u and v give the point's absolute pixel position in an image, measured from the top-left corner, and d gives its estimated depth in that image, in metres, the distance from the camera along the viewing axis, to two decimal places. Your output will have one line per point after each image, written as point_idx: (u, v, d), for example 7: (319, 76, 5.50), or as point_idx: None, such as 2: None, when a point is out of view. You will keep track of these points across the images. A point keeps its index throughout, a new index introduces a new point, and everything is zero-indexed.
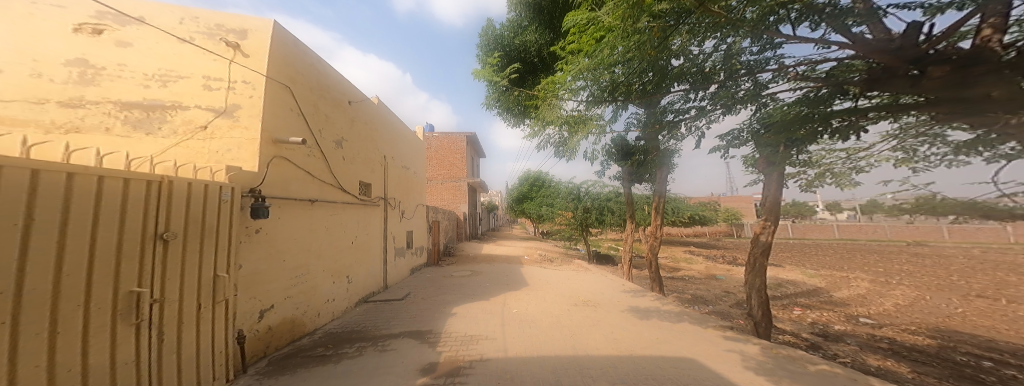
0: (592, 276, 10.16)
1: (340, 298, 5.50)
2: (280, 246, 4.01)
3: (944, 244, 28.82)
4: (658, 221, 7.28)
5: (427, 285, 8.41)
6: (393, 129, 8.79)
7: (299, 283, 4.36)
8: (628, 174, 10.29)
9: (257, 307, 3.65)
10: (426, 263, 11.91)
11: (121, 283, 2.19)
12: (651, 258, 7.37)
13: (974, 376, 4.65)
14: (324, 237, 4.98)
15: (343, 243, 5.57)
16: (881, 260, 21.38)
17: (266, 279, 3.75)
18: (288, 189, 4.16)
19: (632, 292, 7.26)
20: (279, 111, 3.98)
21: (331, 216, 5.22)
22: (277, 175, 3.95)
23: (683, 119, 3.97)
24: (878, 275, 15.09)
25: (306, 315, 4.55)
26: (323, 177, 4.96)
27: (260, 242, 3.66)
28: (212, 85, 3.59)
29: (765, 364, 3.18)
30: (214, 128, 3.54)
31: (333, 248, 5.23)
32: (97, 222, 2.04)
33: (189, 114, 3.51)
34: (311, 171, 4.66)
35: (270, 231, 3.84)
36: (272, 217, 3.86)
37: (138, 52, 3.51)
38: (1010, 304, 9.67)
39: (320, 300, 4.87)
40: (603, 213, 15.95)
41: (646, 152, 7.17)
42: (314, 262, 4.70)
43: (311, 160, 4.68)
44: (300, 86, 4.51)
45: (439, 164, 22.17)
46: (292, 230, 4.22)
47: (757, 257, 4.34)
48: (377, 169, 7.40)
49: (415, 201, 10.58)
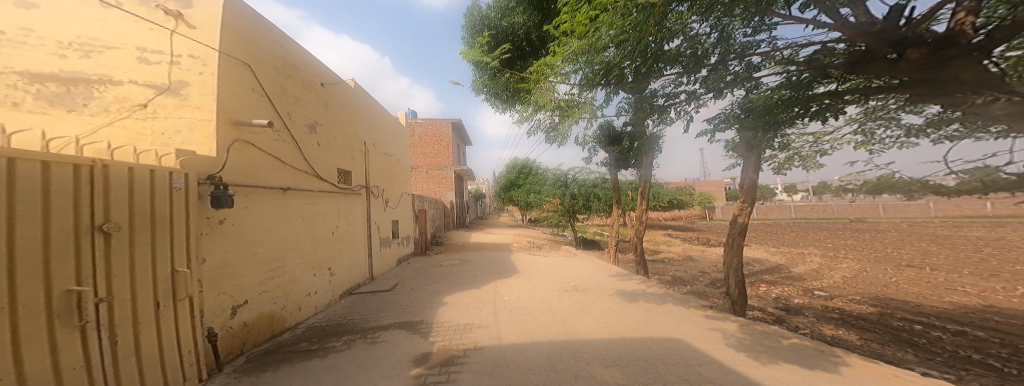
0: (579, 262, 10.43)
1: (323, 290, 5.30)
2: (252, 238, 3.74)
3: (882, 220, 32.19)
4: (643, 207, 7.52)
5: (415, 275, 8.29)
6: (373, 113, 8.36)
7: (276, 276, 4.13)
8: (615, 160, 10.46)
9: (228, 303, 3.43)
10: (412, 252, 11.70)
11: (56, 283, 1.94)
12: (636, 242, 7.66)
13: (909, 339, 5.31)
14: (301, 227, 4.70)
15: (323, 233, 5.32)
16: (832, 237, 23.60)
17: (236, 273, 3.51)
18: (255, 176, 3.84)
19: (618, 276, 7.56)
20: (237, 91, 3.61)
21: (307, 205, 4.92)
22: (239, 161, 3.61)
23: (673, 103, 4.06)
24: (829, 251, 16.70)
25: (286, 309, 4.34)
26: (296, 163, 4.63)
27: (227, 233, 3.39)
28: (149, 58, 3.16)
29: (743, 341, 3.44)
30: (157, 106, 3.15)
31: (311, 239, 4.97)
32: (15, 214, 1.76)
33: (123, 90, 3.08)
34: (281, 156, 4.32)
35: (238, 222, 3.56)
36: (239, 207, 3.57)
37: (44, 15, 2.95)
38: (936, 272, 11.03)
39: (301, 292, 4.67)
40: (590, 199, 16.33)
41: (634, 139, 7.27)
42: (292, 253, 4.46)
43: (281, 145, 4.33)
44: (262, 64, 4.10)
45: (422, 151, 21.55)
46: (264, 221, 3.94)
47: (736, 238, 4.57)
48: (357, 155, 7.03)
49: (399, 190, 10.26)
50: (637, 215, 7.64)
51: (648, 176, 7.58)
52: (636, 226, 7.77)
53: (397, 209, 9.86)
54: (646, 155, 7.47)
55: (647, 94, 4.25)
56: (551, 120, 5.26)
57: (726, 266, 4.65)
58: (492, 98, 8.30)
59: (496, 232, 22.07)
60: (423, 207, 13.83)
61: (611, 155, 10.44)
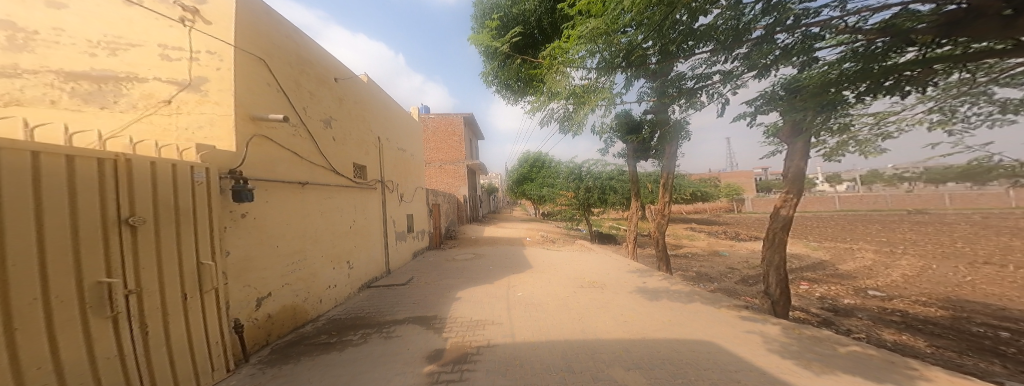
0: (595, 257, 10.02)
1: (342, 284, 5.35)
2: (273, 232, 3.76)
3: (944, 211, 28.82)
4: (665, 198, 7.02)
5: (431, 270, 8.28)
6: (386, 108, 8.36)
7: (297, 270, 4.16)
8: (634, 150, 9.90)
9: (253, 295, 3.45)
10: (428, 247, 11.77)
11: (87, 273, 1.91)
12: (658, 236, 7.17)
13: (994, 349, 4.56)
14: (319, 221, 4.74)
15: (341, 228, 5.35)
16: (883, 230, 21.36)
17: (259, 266, 3.51)
18: (275, 170, 3.86)
19: (638, 271, 7.14)
20: (254, 87, 3.61)
21: (325, 200, 4.94)
22: (259, 156, 3.63)
23: (705, 85, 3.61)
24: (881, 246, 15.10)
25: (308, 302, 4.38)
26: (312, 157, 4.66)
27: (249, 227, 3.40)
28: (170, 55, 3.21)
29: (789, 347, 3.01)
30: (180, 102, 3.20)
31: (330, 233, 5.00)
32: (41, 207, 1.72)
33: (148, 86, 3.15)
34: (298, 151, 4.33)
35: (259, 215, 3.56)
36: (259, 201, 3.58)
37: (74, 15, 3.02)
38: (1018, 270, 9.59)
39: (321, 286, 4.71)
40: (605, 192, 15.75)
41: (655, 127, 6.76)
42: (312, 248, 4.48)
43: (298, 140, 4.35)
44: (277, 59, 4.11)
45: (437, 147, 21.71)
46: (283, 216, 3.96)
47: (774, 231, 4.09)
48: (372, 151, 7.06)
49: (414, 185, 10.32)
50: (659, 207, 7.14)
51: (671, 165, 7.02)
52: (656, 219, 7.27)
53: (412, 205, 9.91)
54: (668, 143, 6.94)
55: (673, 78, 3.82)
56: (565, 109, 4.91)
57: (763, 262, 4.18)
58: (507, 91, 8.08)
59: (512, 226, 21.92)
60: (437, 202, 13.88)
61: (630, 145, 9.89)
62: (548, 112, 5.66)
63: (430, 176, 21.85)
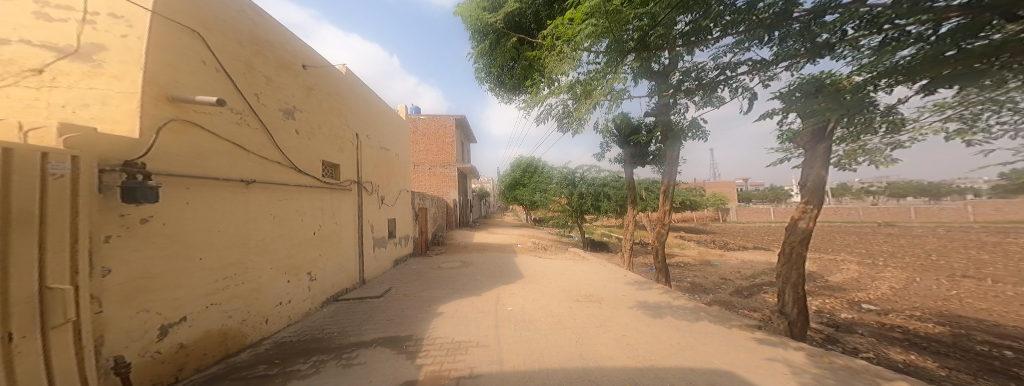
0: (590, 266, 9.60)
1: (299, 298, 4.67)
2: (198, 241, 3.08)
3: (912, 224, 30.17)
4: (666, 206, 6.64)
5: (413, 279, 7.61)
6: (368, 104, 7.77)
7: (231, 286, 3.46)
8: (632, 155, 9.88)
9: (157, 322, 2.73)
10: (412, 253, 11.08)
11: None
12: (657, 246, 6.80)
13: (1006, 370, 4.28)
14: (269, 227, 4.06)
15: (301, 233, 4.69)
16: (861, 241, 21.96)
17: (167, 285, 2.79)
18: (206, 166, 3.20)
19: (636, 283, 6.78)
20: (177, 63, 2.98)
21: (280, 202, 4.27)
22: (179, 146, 2.96)
23: (730, 77, 3.23)
24: (864, 257, 15.36)
25: (246, 323, 3.69)
26: (264, 152, 4.01)
27: (156, 236, 2.71)
28: (50, 14, 2.55)
29: (823, 380, 2.56)
30: (57, 72, 2.52)
31: (286, 241, 4.33)
32: None
33: (11, 49, 2.43)
34: (242, 143, 3.67)
35: (174, 220, 2.88)
36: (178, 203, 2.90)
37: None
38: (996, 284, 9.73)
39: (269, 303, 4.03)
40: (599, 198, 15.49)
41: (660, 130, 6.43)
42: (256, 259, 3.81)
43: (244, 131, 3.71)
44: (221, 35, 3.50)
45: (427, 149, 20.96)
46: (215, 219, 3.28)
47: (789, 245, 3.82)
48: (348, 150, 6.46)
49: (398, 187, 9.65)
50: (659, 215, 6.76)
51: (672, 171, 6.59)
52: (655, 229, 6.91)
53: (395, 209, 9.25)
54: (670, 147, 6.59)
55: (692, 69, 3.46)
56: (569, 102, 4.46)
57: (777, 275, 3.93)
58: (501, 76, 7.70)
59: (502, 232, 21.35)
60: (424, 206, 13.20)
61: (628, 150, 9.85)
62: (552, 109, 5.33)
63: (417, 179, 21.03)
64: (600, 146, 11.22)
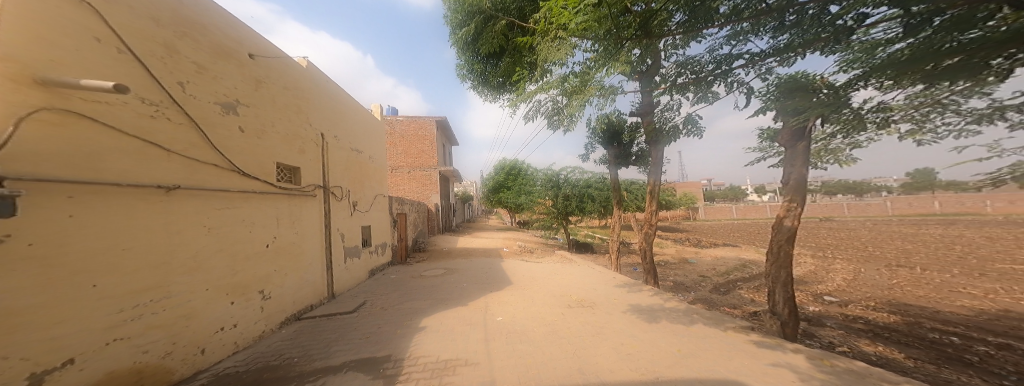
0: (579, 269, 9.55)
1: (246, 322, 4.12)
2: (96, 262, 2.53)
3: (850, 218, 33.64)
4: (653, 208, 6.69)
5: (391, 290, 7.08)
6: (336, 101, 7.14)
7: (148, 315, 2.91)
8: (615, 155, 10.35)
9: (33, 368, 2.15)
10: (391, 262, 10.45)
11: None
12: (645, 248, 6.84)
13: (960, 357, 4.66)
14: (200, 239, 3.50)
15: (245, 245, 4.15)
16: (813, 236, 24.04)
17: (48, 321, 2.22)
18: (103, 167, 2.61)
19: (627, 286, 6.86)
20: (50, 36, 2.33)
21: (214, 210, 3.72)
22: (59, 143, 2.34)
23: (726, 71, 3.15)
24: (820, 250, 16.74)
25: (173, 357, 3.16)
26: (193, 151, 3.47)
27: (33, 259, 2.14)
28: None
29: (830, 384, 2.53)
30: None
31: (224, 255, 3.81)
32: None
33: None
34: (160, 142, 3.11)
35: (60, 241, 2.31)
36: (60, 218, 2.32)
37: None
38: (929, 272, 10.90)
39: (203, 330, 3.49)
40: (583, 200, 15.60)
41: (649, 132, 6.51)
42: (183, 279, 3.26)
43: (163, 126, 3.15)
44: (126, 12, 2.90)
45: (406, 151, 20.06)
46: (122, 235, 2.73)
47: (775, 244, 3.80)
48: (312, 151, 5.88)
49: (373, 191, 9.02)
50: (646, 217, 6.79)
51: (659, 170, 6.72)
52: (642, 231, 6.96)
53: (370, 215, 8.62)
54: (654, 145, 6.71)
55: (687, 62, 3.38)
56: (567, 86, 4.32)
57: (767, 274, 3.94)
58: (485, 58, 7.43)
59: (485, 236, 20.97)
60: (404, 211, 12.55)
61: (611, 150, 10.33)
62: (554, 105, 5.24)
63: (396, 183, 20.09)
64: (583, 147, 11.51)
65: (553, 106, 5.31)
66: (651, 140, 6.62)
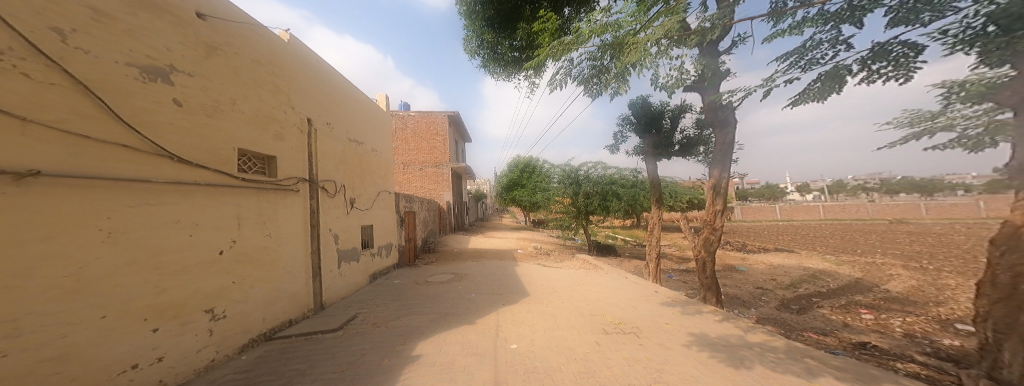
0: (607, 278, 8.17)
1: (182, 353, 3.11)
2: None
3: (925, 221, 28.90)
4: (718, 207, 5.08)
5: (390, 306, 6.20)
6: (326, 84, 6.32)
7: None
8: (653, 144, 8.75)
9: None
10: (393, 265, 9.55)
11: None
12: (700, 256, 5.32)
13: None
14: (104, 248, 2.51)
15: (188, 252, 3.21)
16: (884, 241, 20.46)
17: None
18: None
19: (674, 305, 5.42)
20: None
21: (130, 211, 2.74)
22: None
23: None
24: (898, 258, 13.94)
25: None
26: (79, 124, 2.44)
27: None
28: None
29: None
30: None
31: (145, 269, 2.81)
32: None
33: None
34: (9, 106, 2.05)
35: None
36: None
37: None
38: None
39: (103, 371, 2.46)
40: (607, 198, 14.12)
41: (721, 110, 4.93)
42: (55, 307, 2.19)
43: (18, 85, 2.11)
44: None
45: (418, 148, 19.42)
46: None
47: (1006, 272, 2.27)
48: (291, 138, 5.04)
49: (372, 187, 8.24)
50: (705, 217, 5.19)
51: (728, 162, 5.03)
52: (698, 237, 5.39)
53: (369, 215, 7.92)
54: (719, 127, 5.06)
55: None
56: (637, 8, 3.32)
57: (978, 320, 2.48)
58: (496, 23, 6.35)
59: (499, 236, 19.82)
60: (412, 209, 11.76)
61: (649, 138, 8.75)
62: (595, 66, 4.04)
63: (409, 181, 19.47)
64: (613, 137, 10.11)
65: (593, 67, 4.08)
66: (709, 121, 5.15)
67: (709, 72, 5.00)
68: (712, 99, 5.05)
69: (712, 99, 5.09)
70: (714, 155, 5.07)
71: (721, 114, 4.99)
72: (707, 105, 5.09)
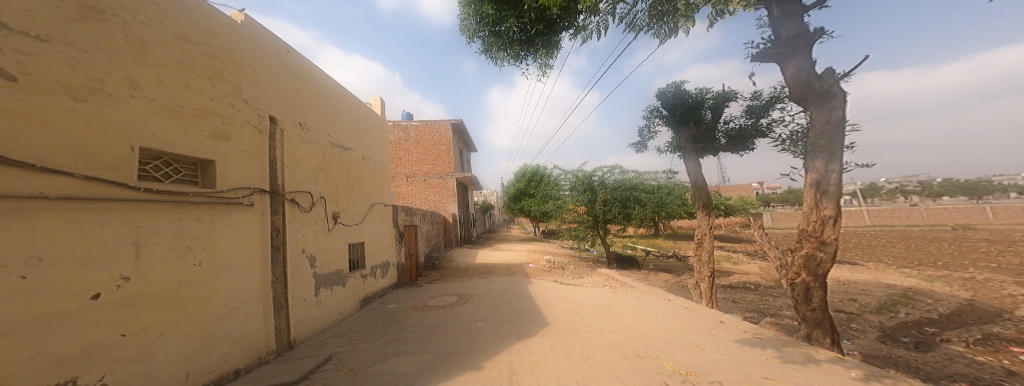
0: (641, 301, 6.66)
1: None
2: None
3: (992, 226, 25.50)
4: (826, 214, 3.45)
5: (378, 346, 4.85)
6: (295, 77, 5.32)
7: None
8: (692, 138, 7.26)
9: None
10: (387, 286, 8.33)
11: None
12: (807, 279, 3.66)
13: None
14: None
15: (16, 302, 1.86)
16: (955, 249, 17.68)
17: None
18: None
19: (752, 342, 3.92)
20: None
21: None
22: None
23: None
24: (994, 272, 11.56)
25: None
26: None
27: None
28: None
29: None
30: None
31: None
32: None
33: None
34: None
35: None
36: None
37: None
38: None
39: None
40: (628, 205, 12.51)
41: (824, 78, 3.33)
42: None
43: None
44: None
45: (423, 158, 18.48)
46: None
47: None
48: (236, 139, 3.84)
49: (357, 197, 7.14)
50: (805, 227, 3.65)
51: (838, 149, 3.34)
52: (794, 255, 3.84)
53: (356, 231, 6.93)
54: (817, 104, 3.42)
55: None
56: None
57: None
58: None
59: (508, 249, 18.45)
60: (411, 222, 10.62)
61: (684, 132, 7.28)
62: None
63: (413, 193, 18.51)
64: (639, 133, 8.68)
65: None
66: (797, 97, 3.57)
67: (794, 31, 3.44)
68: (803, 68, 3.47)
69: (805, 67, 3.47)
70: (814, 142, 3.36)
71: (823, 84, 3.38)
72: (794, 76, 3.54)
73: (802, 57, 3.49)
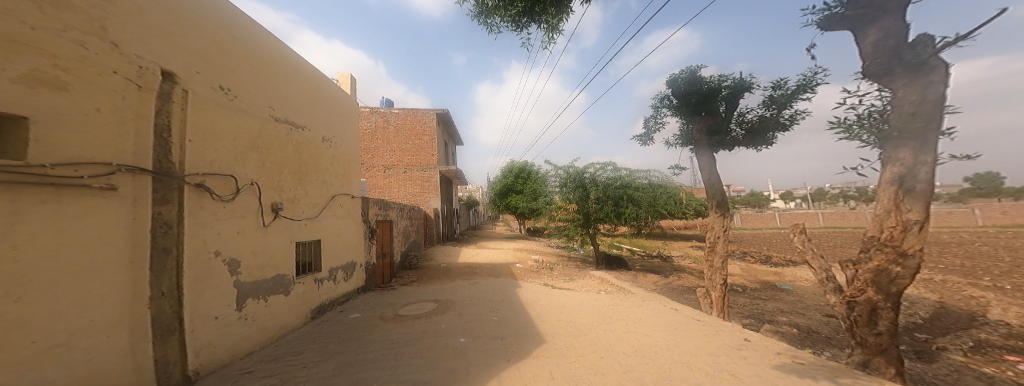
0: (645, 311, 6.08)
1: None
2: None
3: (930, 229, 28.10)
4: (910, 218, 3.07)
5: (317, 376, 3.78)
6: (217, 26, 3.98)
7: None
8: (706, 130, 6.75)
9: None
10: (351, 291, 7.17)
11: None
12: (879, 292, 3.29)
13: None
14: None
15: None
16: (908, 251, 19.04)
17: None
18: None
19: (786, 370, 3.36)
20: None
21: None
22: None
23: None
24: (950, 273, 12.28)
25: None
26: None
27: None
28: None
29: None
30: None
31: None
32: None
33: None
34: None
35: None
36: None
37: None
38: None
39: None
40: (621, 204, 12.05)
41: (916, 47, 2.98)
42: None
43: None
44: None
45: (402, 149, 17.02)
46: None
47: None
48: (86, 93, 2.56)
49: (310, 185, 5.89)
50: (878, 233, 3.28)
51: (932, 136, 2.88)
52: (858, 267, 3.47)
53: (309, 227, 5.77)
54: (907, 79, 3.02)
55: None
56: None
57: None
58: None
59: (494, 247, 17.56)
60: (386, 218, 9.44)
61: (698, 122, 6.77)
62: None
63: (390, 185, 17.02)
64: (645, 123, 8.11)
65: None
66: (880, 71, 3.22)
67: None
68: (891, 33, 3.15)
69: (894, 32, 3.14)
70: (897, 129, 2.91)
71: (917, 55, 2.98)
72: (878, 43, 3.22)
73: (889, 21, 3.17)
